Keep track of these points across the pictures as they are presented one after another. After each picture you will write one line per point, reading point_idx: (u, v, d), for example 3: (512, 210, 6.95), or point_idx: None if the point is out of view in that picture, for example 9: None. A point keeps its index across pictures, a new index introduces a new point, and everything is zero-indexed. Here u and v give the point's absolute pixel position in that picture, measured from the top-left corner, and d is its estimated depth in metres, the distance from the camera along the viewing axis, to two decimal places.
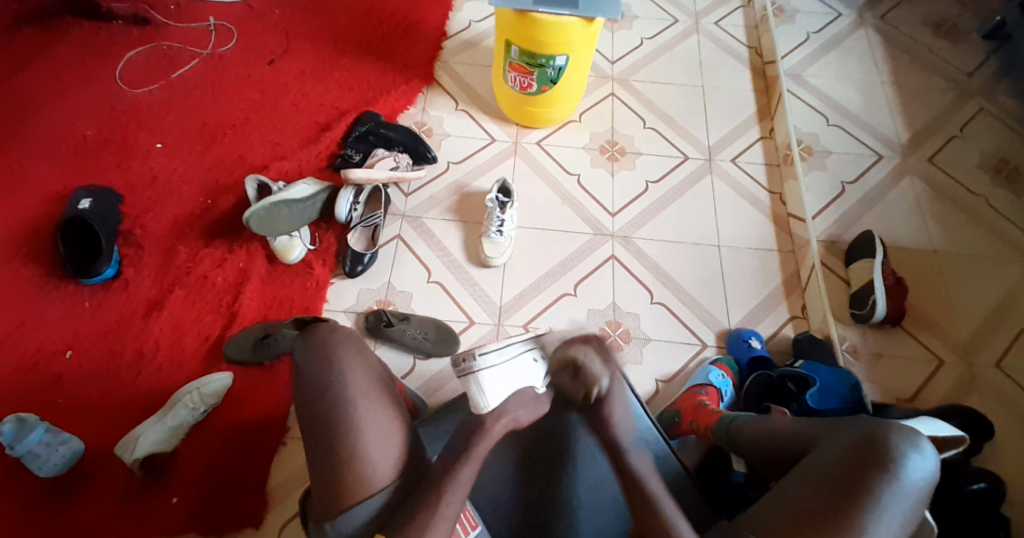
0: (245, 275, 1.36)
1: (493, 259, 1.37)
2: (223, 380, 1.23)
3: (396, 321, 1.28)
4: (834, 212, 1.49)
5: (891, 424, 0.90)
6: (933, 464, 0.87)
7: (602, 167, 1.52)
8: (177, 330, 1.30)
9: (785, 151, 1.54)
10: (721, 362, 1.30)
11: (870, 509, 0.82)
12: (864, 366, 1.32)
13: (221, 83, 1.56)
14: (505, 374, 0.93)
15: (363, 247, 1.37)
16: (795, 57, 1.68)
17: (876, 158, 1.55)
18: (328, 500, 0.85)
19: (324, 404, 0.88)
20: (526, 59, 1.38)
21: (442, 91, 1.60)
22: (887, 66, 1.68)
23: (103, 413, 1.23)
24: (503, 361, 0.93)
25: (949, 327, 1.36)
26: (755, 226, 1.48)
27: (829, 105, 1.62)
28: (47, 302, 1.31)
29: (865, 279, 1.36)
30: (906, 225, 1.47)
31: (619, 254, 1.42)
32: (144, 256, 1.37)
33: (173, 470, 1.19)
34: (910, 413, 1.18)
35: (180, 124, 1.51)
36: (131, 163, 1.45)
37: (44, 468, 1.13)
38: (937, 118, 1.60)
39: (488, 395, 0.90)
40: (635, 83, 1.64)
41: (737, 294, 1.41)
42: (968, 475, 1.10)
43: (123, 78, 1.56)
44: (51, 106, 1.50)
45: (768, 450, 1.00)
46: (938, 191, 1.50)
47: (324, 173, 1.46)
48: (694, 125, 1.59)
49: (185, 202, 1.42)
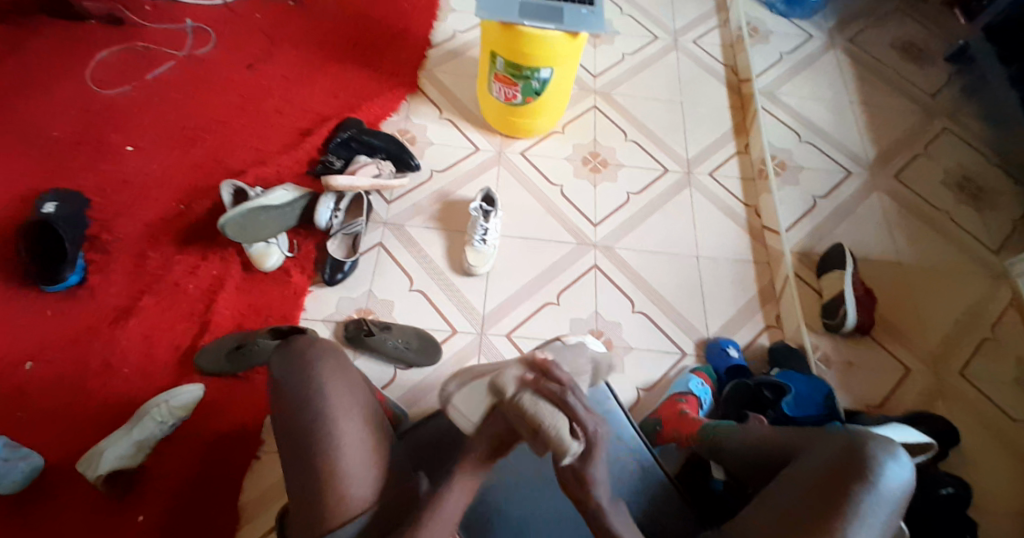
0: (221, 282, 1.32)
1: (476, 268, 1.37)
2: (195, 392, 1.19)
3: (377, 330, 1.25)
4: (807, 225, 1.53)
5: (869, 433, 0.92)
6: (908, 471, 0.88)
7: (584, 178, 1.53)
8: (148, 338, 1.26)
9: (760, 166, 1.58)
10: (700, 370, 1.32)
11: (851, 517, 0.84)
12: (836, 374, 1.36)
13: (198, 85, 1.53)
14: None
15: (342, 255, 1.36)
16: (770, 76, 1.74)
17: (846, 175, 1.61)
18: (309, 520, 0.83)
19: (305, 420, 0.86)
20: (511, 70, 1.39)
21: (425, 99, 1.59)
22: (857, 87, 1.75)
23: (67, 425, 1.17)
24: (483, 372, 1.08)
25: (916, 337, 1.41)
26: (732, 239, 1.51)
27: (802, 123, 1.68)
28: (7, 308, 1.25)
29: (837, 290, 1.39)
30: (874, 239, 1.52)
31: (601, 264, 1.43)
32: (113, 261, 1.32)
33: (142, 485, 1.14)
34: (881, 419, 1.22)
35: (153, 125, 1.46)
36: (101, 165, 1.40)
37: (2, 484, 1.07)
38: (904, 137, 1.67)
39: None
40: (617, 97, 1.67)
41: (715, 303, 1.43)
42: (937, 480, 1.14)
43: (94, 77, 1.50)
44: (16, 103, 1.44)
45: (746, 460, 1.02)
46: (904, 207, 1.56)
47: (304, 179, 1.43)
48: (673, 139, 1.62)
49: (158, 205, 1.38)
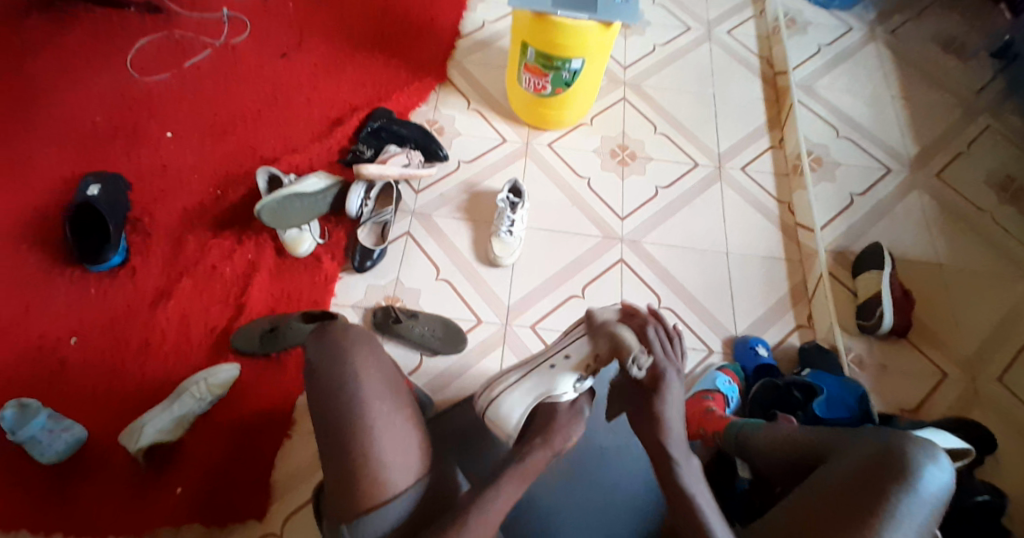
0: (254, 267, 1.36)
1: (502, 260, 1.37)
2: (231, 370, 1.23)
3: (405, 317, 1.29)
4: (842, 223, 1.49)
5: (909, 435, 0.90)
6: (950, 476, 0.87)
7: (612, 171, 1.52)
8: (185, 319, 1.30)
9: (795, 161, 1.55)
10: (727, 368, 1.31)
11: (889, 516, 0.83)
12: (870, 377, 1.33)
13: (234, 74, 1.56)
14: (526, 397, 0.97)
15: (371, 243, 1.37)
16: (806, 69, 1.70)
17: (884, 171, 1.56)
18: (345, 504, 0.85)
19: (340, 405, 0.88)
20: (542, 61, 1.38)
21: (454, 90, 1.60)
22: (897, 81, 1.70)
23: (107, 401, 1.22)
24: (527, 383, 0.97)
25: (954, 341, 1.37)
26: (763, 235, 1.49)
27: (838, 117, 1.64)
28: (53, 287, 1.30)
29: (873, 291, 1.36)
30: (913, 239, 1.47)
31: (628, 258, 1.43)
32: (152, 244, 1.36)
33: (178, 460, 1.19)
34: (915, 424, 1.19)
35: (192, 113, 1.50)
36: (142, 151, 1.45)
37: (45, 455, 1.13)
38: (944, 134, 1.61)
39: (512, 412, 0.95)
40: (647, 88, 1.65)
41: (744, 301, 1.41)
42: (972, 487, 1.11)
43: (134, 64, 1.55)
44: (63, 91, 1.50)
45: (781, 461, 1.01)
46: (944, 206, 1.51)
47: (335, 167, 1.46)
48: (705, 132, 1.60)
49: (195, 191, 1.42)
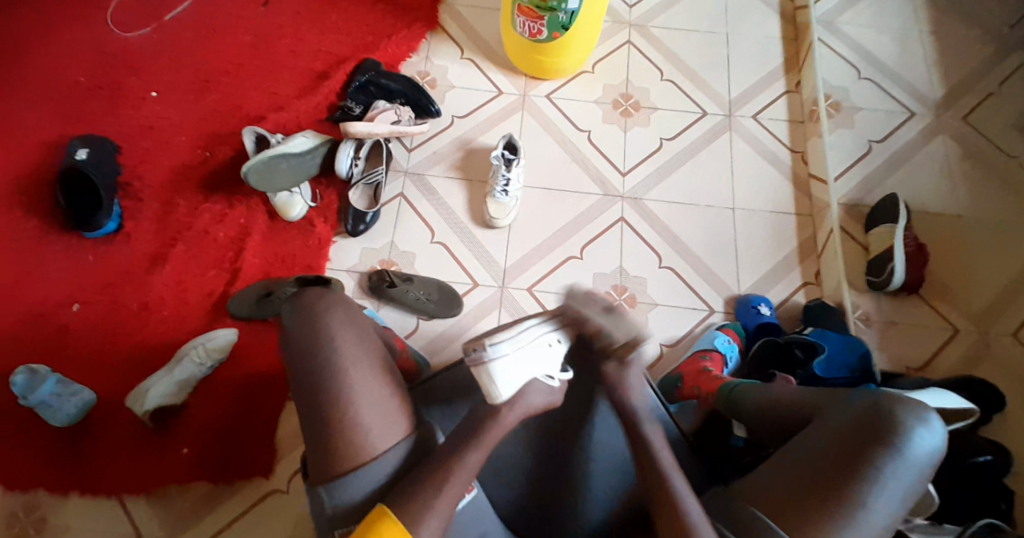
0: (247, 231, 1.34)
1: (498, 220, 1.34)
2: (229, 335, 1.24)
3: (399, 281, 1.27)
4: (857, 174, 1.41)
5: (900, 396, 0.89)
6: (939, 439, 0.86)
7: (614, 123, 1.45)
8: (181, 285, 1.30)
9: (811, 107, 1.46)
10: (727, 327, 1.29)
11: (874, 481, 0.82)
12: (875, 333, 1.30)
13: (216, 26, 1.49)
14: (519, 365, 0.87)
15: (364, 206, 1.34)
16: (827, 3, 1.56)
17: (907, 116, 1.46)
18: (326, 466, 0.86)
19: (319, 370, 0.89)
20: (536, 2, 1.28)
21: (446, 37, 1.52)
22: (927, 14, 1.56)
23: (110, 366, 1.24)
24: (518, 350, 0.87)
25: (967, 296, 1.31)
26: (772, 188, 1.42)
27: (860, 55, 1.52)
28: (49, 254, 1.30)
29: (885, 244, 1.31)
30: (933, 189, 1.39)
31: (628, 216, 1.37)
32: (143, 209, 1.35)
33: (182, 423, 1.22)
34: (920, 384, 1.16)
35: (175, 69, 1.45)
36: (127, 111, 1.41)
37: (57, 418, 1.17)
38: (976, 72, 1.49)
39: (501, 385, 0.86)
40: (652, 29, 1.54)
41: (749, 258, 1.37)
42: (975, 447, 1.07)
43: (114, 19, 1.49)
44: (42, 48, 1.45)
45: (771, 421, 0.98)
46: (969, 153, 1.41)
47: (323, 125, 1.41)
48: (714, 76, 1.50)
49: (184, 153, 1.39)
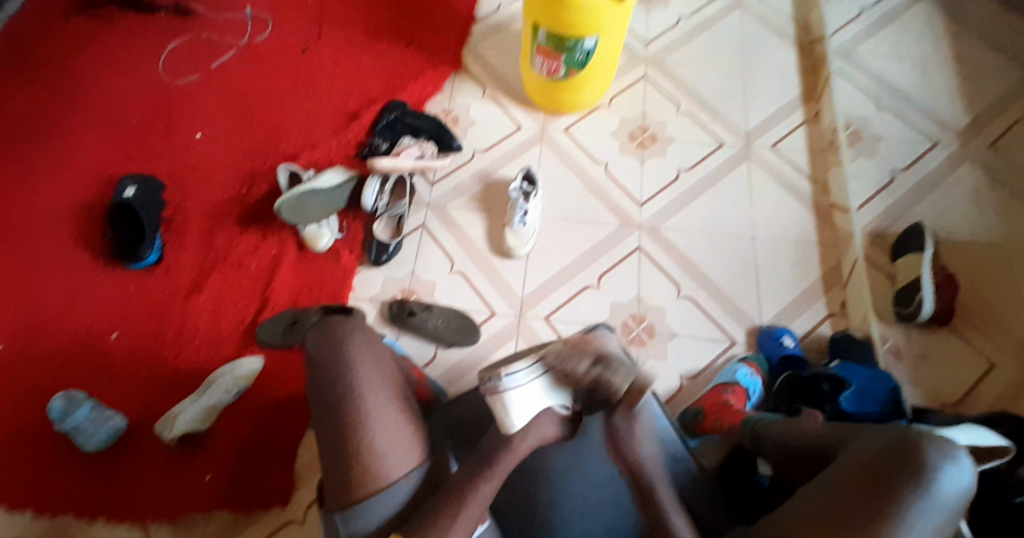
0: (277, 262, 1.40)
1: (516, 249, 1.36)
2: (254, 365, 1.27)
3: (420, 310, 1.31)
4: (882, 203, 1.39)
5: (924, 433, 0.83)
6: (969, 476, 0.80)
7: (632, 154, 1.47)
8: (214, 314, 1.36)
9: (831, 137, 1.46)
10: (750, 359, 1.25)
11: (898, 521, 0.76)
12: (907, 367, 1.24)
13: (256, 72, 1.60)
14: (535, 394, 0.86)
15: (387, 236, 1.39)
16: (846, 34, 1.58)
17: (932, 144, 1.44)
18: (342, 492, 0.87)
19: (337, 396, 0.91)
20: (553, 42, 1.33)
21: (469, 77, 1.59)
22: (950, 42, 1.55)
23: (145, 391, 1.29)
24: (533, 381, 0.86)
25: (1005, 329, 1.26)
26: (794, 217, 1.41)
27: (881, 85, 1.52)
28: (95, 283, 1.38)
29: (913, 275, 1.26)
30: (963, 217, 1.35)
31: (646, 245, 1.38)
32: (183, 242, 1.42)
33: (209, 448, 1.25)
34: (952, 420, 1.10)
35: (217, 112, 1.55)
36: (173, 151, 1.51)
37: (88, 443, 1.21)
38: (1003, 99, 1.46)
39: (513, 413, 0.84)
40: (670, 64, 1.58)
41: (771, 288, 1.35)
42: (1013, 486, 0.99)
43: (164, 67, 1.61)
44: (101, 95, 1.57)
45: (792, 455, 0.96)
46: (999, 180, 1.38)
47: (352, 161, 1.48)
48: (732, 108, 1.52)
49: (222, 189, 1.47)
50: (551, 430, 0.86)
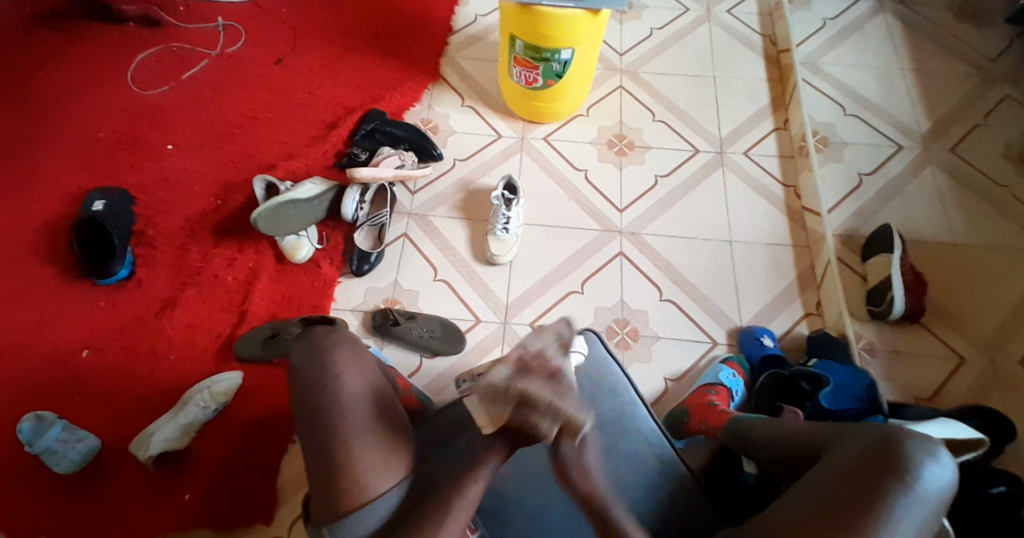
0: (255, 274, 1.37)
1: (499, 257, 1.37)
2: (233, 379, 1.23)
3: (403, 320, 1.29)
4: (851, 205, 1.44)
5: (908, 430, 0.86)
6: (950, 472, 0.82)
7: (610, 162, 1.50)
8: (190, 328, 1.32)
9: (800, 143, 1.51)
10: (732, 360, 1.28)
11: (885, 517, 0.78)
12: (881, 363, 1.28)
13: (230, 83, 1.57)
14: None
15: (369, 246, 1.38)
16: (811, 46, 1.64)
17: (895, 149, 1.50)
18: (328, 505, 0.84)
19: (324, 406, 0.88)
20: (531, 53, 1.35)
21: (447, 87, 1.60)
22: (907, 53, 1.63)
23: (117, 409, 1.24)
24: None
25: (971, 324, 1.30)
26: (768, 221, 1.45)
27: (845, 94, 1.58)
28: (62, 299, 1.33)
29: (883, 275, 1.31)
30: (927, 218, 1.41)
31: (627, 250, 1.40)
32: (156, 255, 1.38)
33: (187, 466, 1.21)
34: (928, 414, 1.12)
35: (190, 124, 1.52)
36: (144, 163, 1.47)
37: (61, 465, 1.15)
38: (959, 106, 1.54)
39: None
40: (644, 75, 1.62)
41: (749, 290, 1.38)
42: (989, 478, 1.01)
43: (134, 78, 1.57)
44: (67, 106, 1.53)
45: (778, 455, 0.96)
46: (959, 183, 1.45)
47: (330, 171, 1.46)
48: (705, 116, 1.57)
49: (197, 201, 1.44)
50: None
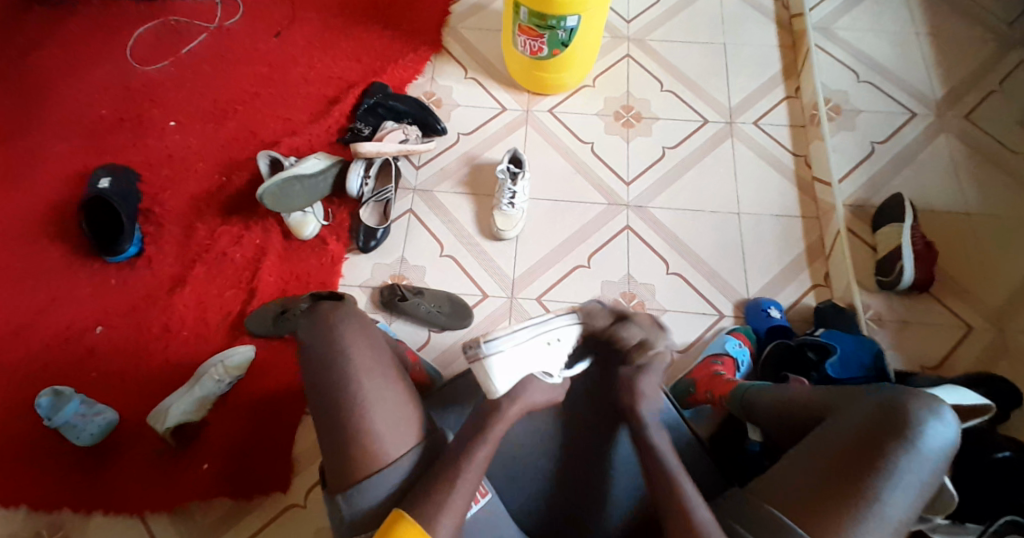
0: (263, 251, 1.37)
1: (505, 232, 1.36)
2: (247, 352, 1.25)
3: (410, 295, 1.29)
4: (862, 174, 1.42)
5: (910, 390, 0.86)
6: (953, 431, 0.82)
7: (617, 134, 1.48)
8: (200, 306, 1.33)
9: (811, 111, 1.48)
10: (738, 331, 1.27)
11: (886, 478, 0.78)
12: (888, 333, 1.27)
13: (231, 58, 1.56)
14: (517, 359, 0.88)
15: (375, 222, 1.37)
16: (823, 10, 1.60)
17: (909, 116, 1.47)
18: (342, 473, 0.86)
19: (332, 380, 0.89)
20: (535, 21, 1.32)
21: (450, 59, 1.57)
22: (924, 16, 1.58)
23: (133, 385, 1.27)
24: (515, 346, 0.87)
25: (983, 292, 1.29)
26: (777, 192, 1.43)
27: (858, 60, 1.54)
28: (74, 278, 1.35)
29: (893, 244, 1.29)
30: (939, 186, 1.39)
31: (634, 224, 1.39)
32: (163, 233, 1.39)
33: (201, 440, 1.23)
34: (935, 382, 1.12)
35: (193, 100, 1.51)
36: (148, 141, 1.47)
37: (82, 438, 1.18)
38: (976, 70, 1.50)
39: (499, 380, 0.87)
40: (651, 43, 1.59)
41: (757, 262, 1.37)
42: (992, 443, 1.01)
43: (134, 56, 1.56)
44: (69, 85, 1.52)
45: (781, 420, 0.96)
46: (974, 149, 1.42)
47: (334, 147, 1.45)
48: (714, 85, 1.53)
49: (203, 179, 1.44)
50: (536, 394, 0.90)
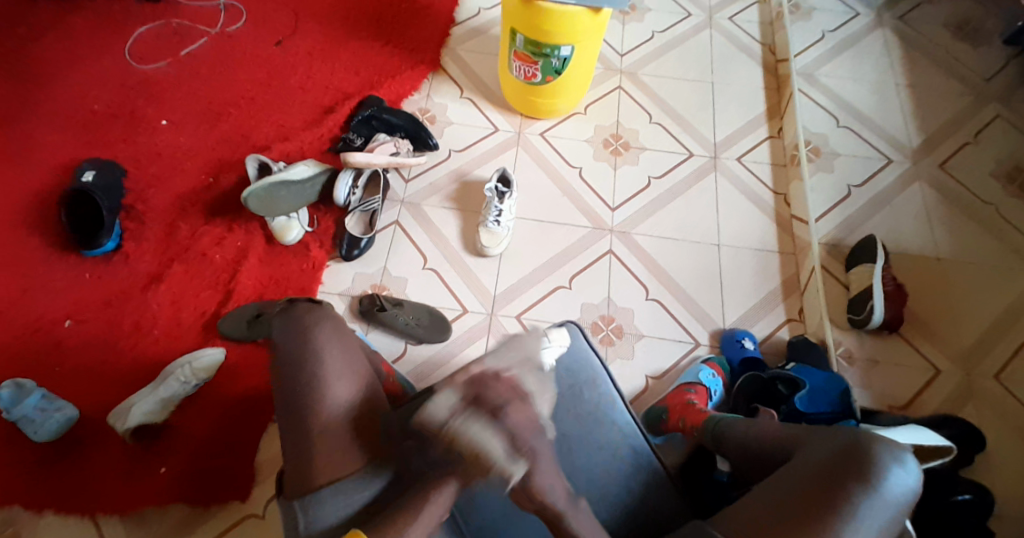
0: (244, 254, 1.36)
1: (489, 249, 1.37)
2: (217, 354, 1.23)
3: (390, 306, 1.28)
4: (838, 215, 1.46)
5: (877, 434, 0.86)
6: (915, 479, 0.83)
7: (604, 161, 1.51)
8: (176, 304, 1.31)
9: (792, 152, 1.53)
10: (712, 360, 1.28)
11: (847, 518, 0.78)
12: (858, 372, 1.29)
13: (230, 61, 1.57)
14: (503, 397, 0.83)
15: (359, 232, 1.38)
16: (808, 56, 1.66)
17: (885, 162, 1.52)
18: (300, 479, 0.84)
19: (301, 382, 0.87)
20: (531, 48, 1.36)
21: (446, 79, 1.60)
22: (903, 69, 1.65)
23: (98, 381, 1.23)
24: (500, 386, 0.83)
25: (950, 335, 1.32)
26: (757, 227, 1.46)
27: (840, 105, 1.60)
28: (48, 269, 1.32)
29: (866, 284, 1.32)
30: (913, 231, 1.43)
31: (617, 249, 1.41)
32: (144, 229, 1.37)
33: (163, 442, 1.20)
34: (898, 420, 1.13)
35: (187, 100, 1.51)
36: (138, 137, 1.47)
37: (39, 434, 1.15)
38: (951, 123, 1.56)
39: None
40: (643, 76, 1.63)
41: (735, 294, 1.39)
42: (953, 486, 1.03)
43: (132, 53, 1.57)
44: (63, 77, 1.52)
45: (753, 452, 0.95)
46: (946, 198, 1.47)
47: (325, 156, 1.46)
48: (701, 121, 1.58)
49: (190, 178, 1.43)
50: None
